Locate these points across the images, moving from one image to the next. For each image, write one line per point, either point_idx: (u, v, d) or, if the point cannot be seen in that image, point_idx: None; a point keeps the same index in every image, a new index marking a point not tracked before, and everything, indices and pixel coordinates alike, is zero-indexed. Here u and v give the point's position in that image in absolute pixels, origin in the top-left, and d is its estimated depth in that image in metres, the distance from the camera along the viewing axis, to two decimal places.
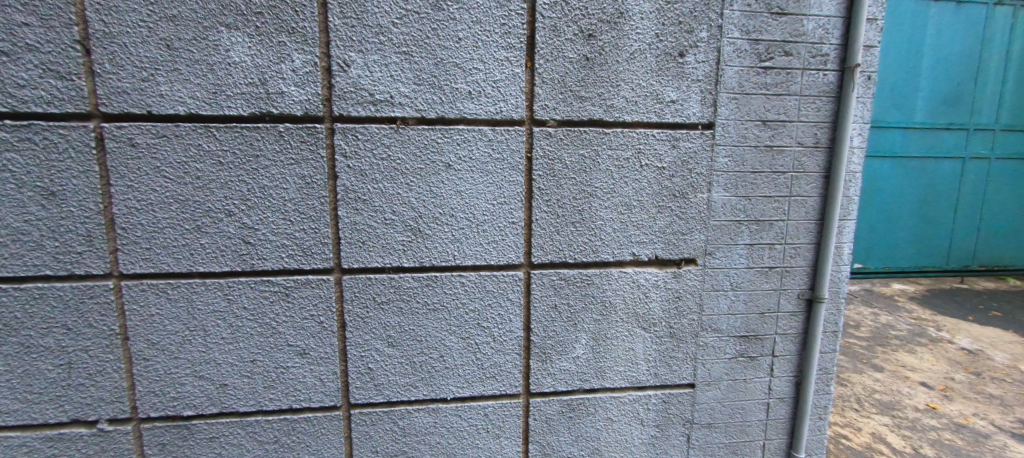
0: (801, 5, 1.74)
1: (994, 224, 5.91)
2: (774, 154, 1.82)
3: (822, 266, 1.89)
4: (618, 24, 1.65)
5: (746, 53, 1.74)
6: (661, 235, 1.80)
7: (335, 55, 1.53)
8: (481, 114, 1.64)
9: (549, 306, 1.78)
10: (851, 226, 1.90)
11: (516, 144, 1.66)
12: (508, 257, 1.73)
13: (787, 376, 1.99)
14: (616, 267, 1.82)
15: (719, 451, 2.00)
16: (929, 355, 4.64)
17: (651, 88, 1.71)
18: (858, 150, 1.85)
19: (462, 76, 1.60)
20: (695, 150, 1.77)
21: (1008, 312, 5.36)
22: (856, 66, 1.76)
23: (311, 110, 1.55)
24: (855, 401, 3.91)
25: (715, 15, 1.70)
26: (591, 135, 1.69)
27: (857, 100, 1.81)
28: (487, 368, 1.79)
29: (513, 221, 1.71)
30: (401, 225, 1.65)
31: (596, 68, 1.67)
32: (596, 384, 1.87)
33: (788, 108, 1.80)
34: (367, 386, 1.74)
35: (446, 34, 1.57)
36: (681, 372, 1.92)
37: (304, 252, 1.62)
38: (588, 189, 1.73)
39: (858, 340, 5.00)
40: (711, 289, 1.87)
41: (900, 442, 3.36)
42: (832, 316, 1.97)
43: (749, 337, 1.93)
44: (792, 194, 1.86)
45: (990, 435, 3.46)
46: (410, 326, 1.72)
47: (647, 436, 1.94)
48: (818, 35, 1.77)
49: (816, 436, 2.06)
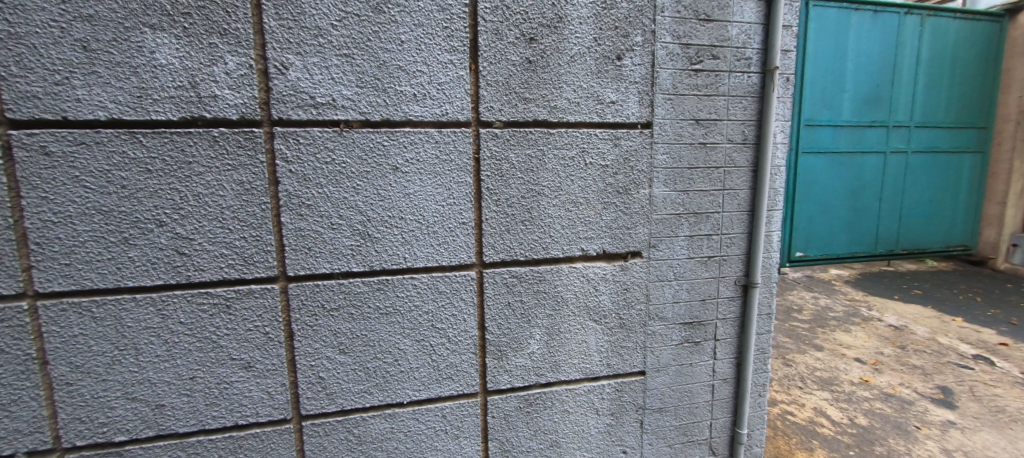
0: (725, 12, 1.88)
1: (912, 211, 6.55)
2: (707, 150, 1.95)
3: (755, 253, 2.04)
4: (558, 28, 1.71)
5: (678, 57, 1.85)
6: (607, 230, 1.88)
7: (272, 57, 1.49)
8: (426, 117, 1.65)
9: (503, 304, 1.82)
10: (778, 215, 2.06)
11: (462, 145, 1.68)
12: (459, 257, 1.74)
13: (728, 358, 2.13)
14: (566, 263, 1.87)
15: (670, 434, 2.10)
16: (861, 333, 5.08)
17: (592, 89, 1.78)
18: (781, 146, 2.02)
19: (406, 79, 1.61)
20: (636, 149, 1.86)
21: (926, 291, 6.10)
22: (776, 68, 1.92)
23: (248, 113, 1.50)
24: (799, 379, 4.21)
25: (648, 21, 1.80)
26: (537, 135, 1.74)
27: (778, 99, 1.98)
28: (443, 369, 1.79)
29: (463, 222, 1.73)
30: (349, 229, 1.63)
31: (538, 70, 1.72)
32: (552, 378, 1.92)
33: (718, 108, 1.93)
34: (319, 395, 1.69)
35: (388, 37, 1.57)
36: (632, 360, 2.00)
37: (245, 260, 1.56)
38: (536, 187, 1.78)
39: (801, 323, 5.38)
40: (656, 279, 1.97)
41: (838, 414, 3.67)
42: (766, 299, 2.13)
43: (693, 323, 2.05)
44: (724, 187, 1.99)
45: (914, 402, 3.84)
46: (362, 331, 1.69)
47: (603, 425, 2.01)
48: (741, 40, 1.92)
49: (757, 412, 2.21)
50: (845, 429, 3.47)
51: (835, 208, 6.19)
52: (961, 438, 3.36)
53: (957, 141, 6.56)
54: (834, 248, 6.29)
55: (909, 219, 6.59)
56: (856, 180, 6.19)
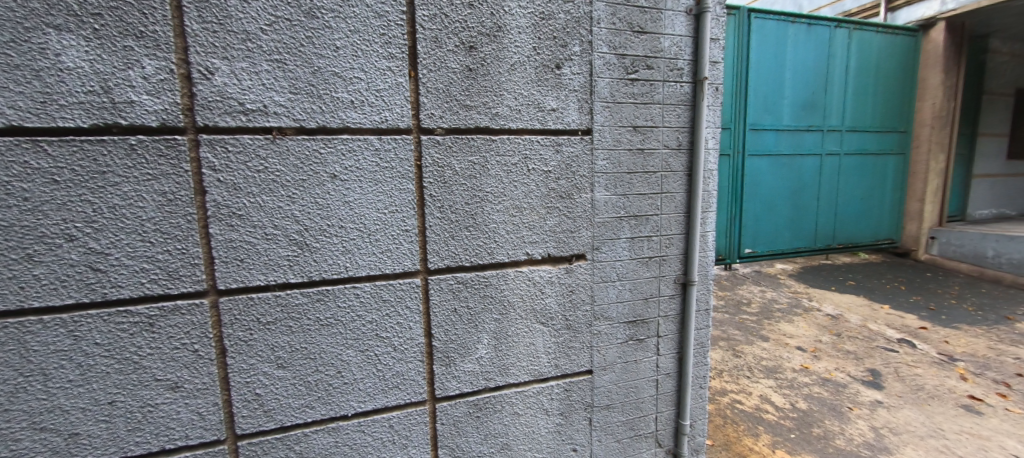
0: (658, 25, 1.98)
1: (846, 208, 7.09)
2: (645, 156, 2.04)
3: (692, 253, 2.16)
4: (497, 37, 1.74)
5: (614, 67, 1.94)
6: (552, 234, 1.93)
7: (195, 62, 1.43)
8: (365, 124, 1.62)
9: (449, 310, 1.82)
10: (712, 217, 2.20)
11: (404, 152, 1.67)
12: (403, 265, 1.73)
13: (670, 353, 2.23)
14: (512, 267, 1.90)
15: (618, 429, 2.18)
16: (802, 323, 5.46)
17: (532, 97, 1.83)
18: (712, 151, 2.15)
19: (342, 85, 1.58)
20: (577, 154, 1.92)
21: (858, 282, 6.63)
22: (705, 79, 2.05)
23: (170, 120, 1.42)
24: (747, 369, 4.46)
25: (585, 32, 1.87)
26: (478, 141, 1.77)
27: (708, 108, 2.10)
28: (389, 379, 1.77)
29: (406, 229, 1.72)
30: (285, 239, 1.58)
31: (478, 78, 1.74)
32: (500, 381, 1.94)
33: (653, 115, 2.03)
34: (256, 413, 1.62)
35: (322, 43, 1.54)
36: (580, 360, 2.06)
37: (170, 275, 1.48)
38: (479, 194, 1.80)
39: (750, 316, 5.70)
40: (600, 281, 2.04)
41: (782, 400, 3.92)
42: (703, 295, 2.25)
43: (637, 321, 2.14)
44: (662, 190, 2.10)
45: (847, 384, 4.17)
46: (302, 344, 1.64)
47: (553, 425, 2.05)
48: (673, 52, 2.03)
49: (698, 403, 2.34)
50: (786, 414, 3.72)
51: (779, 207, 6.59)
52: (886, 416, 3.68)
53: (882, 144, 7.19)
54: (778, 244, 6.68)
55: (844, 216, 7.13)
56: (796, 180, 6.64)
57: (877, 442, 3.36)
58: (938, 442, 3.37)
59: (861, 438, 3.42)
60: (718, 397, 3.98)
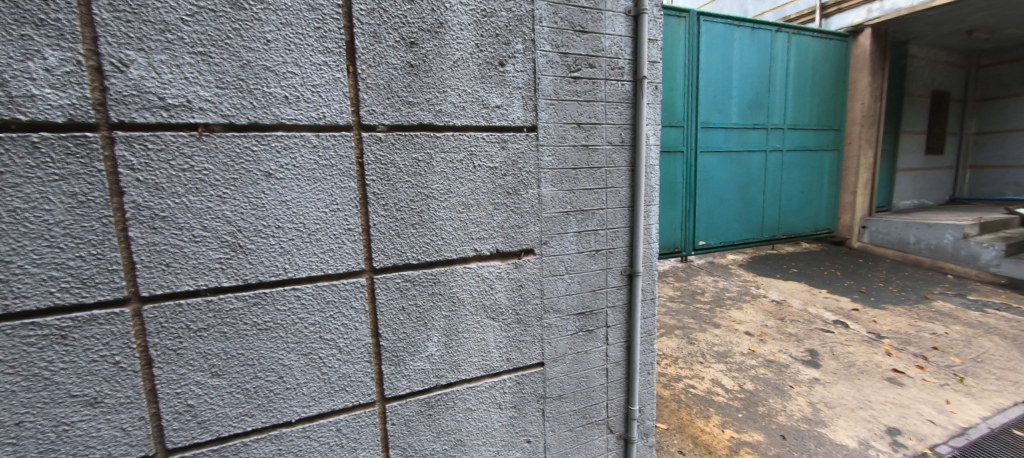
0: (599, 25, 2.04)
1: (788, 201, 7.59)
2: (589, 152, 2.10)
3: (636, 245, 2.25)
4: (439, 33, 1.74)
5: (557, 65, 1.98)
6: (499, 230, 1.95)
7: (106, 53, 1.33)
8: (301, 120, 1.57)
9: (397, 309, 1.80)
10: (655, 210, 2.30)
11: (343, 149, 1.64)
12: (348, 264, 1.70)
13: (618, 342, 2.32)
14: (460, 264, 1.91)
15: (570, 418, 2.24)
16: (750, 309, 5.82)
17: (476, 94, 1.84)
18: (654, 147, 2.25)
19: (275, 80, 1.52)
20: (523, 151, 1.95)
21: (800, 269, 7.12)
22: (644, 78, 2.14)
23: (78, 116, 1.32)
24: (700, 355, 4.69)
25: (527, 30, 1.90)
26: (422, 138, 1.76)
27: (648, 106, 2.20)
28: (335, 382, 1.73)
29: (348, 228, 1.68)
30: (215, 241, 1.50)
31: (420, 74, 1.73)
32: (452, 378, 1.94)
33: (597, 113, 2.10)
34: (188, 425, 1.54)
35: (251, 35, 1.48)
36: (531, 353, 2.10)
37: (84, 283, 1.38)
38: (425, 191, 1.79)
39: (704, 304, 6.00)
40: (549, 274, 2.09)
41: (731, 383, 4.16)
42: (648, 285, 2.35)
43: (586, 313, 2.20)
44: (607, 185, 2.17)
45: (789, 365, 4.48)
46: (239, 350, 1.57)
47: (506, 418, 2.08)
48: (614, 52, 2.10)
49: (646, 389, 2.44)
50: (735, 395, 3.96)
51: (729, 201, 6.95)
52: (822, 391, 4.00)
53: (819, 141, 7.74)
54: (729, 237, 7.04)
55: (787, 208, 7.62)
56: (744, 175, 7.02)
57: (814, 416, 3.65)
58: (866, 412, 3.70)
59: (801, 413, 3.69)
60: (673, 382, 4.17)
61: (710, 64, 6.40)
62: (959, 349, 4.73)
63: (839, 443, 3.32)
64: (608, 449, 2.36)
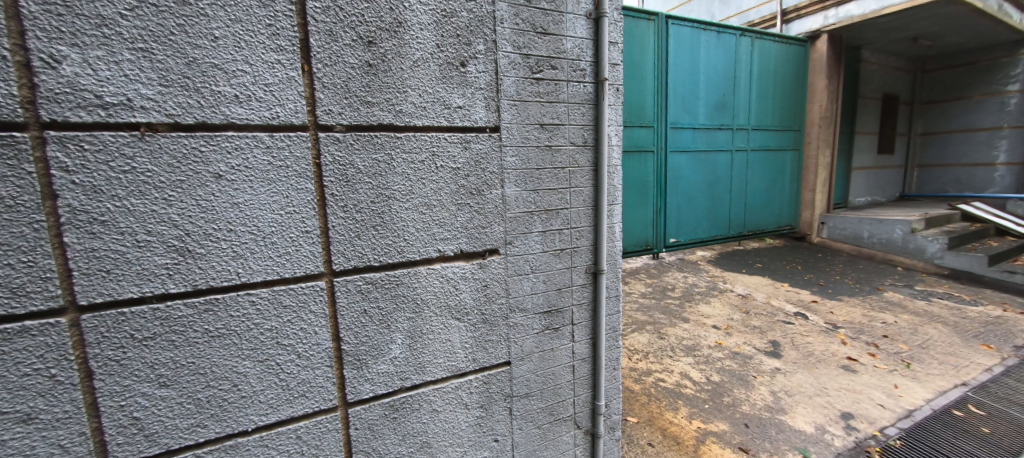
0: (560, 27, 2.07)
1: (753, 198, 7.89)
2: (552, 152, 2.13)
3: (600, 244, 2.30)
4: (398, 32, 1.72)
5: (519, 66, 2.00)
6: (463, 230, 1.95)
7: (34, 48, 1.25)
8: (253, 120, 1.53)
9: (359, 312, 1.77)
10: (618, 209, 2.36)
11: (299, 150, 1.60)
12: (305, 268, 1.66)
13: (584, 339, 2.36)
14: (424, 265, 1.90)
15: (538, 416, 2.26)
16: (718, 303, 6.04)
17: (437, 94, 1.83)
18: (616, 147, 2.31)
19: (224, 78, 1.47)
20: (486, 152, 1.96)
21: (764, 265, 7.42)
22: (605, 79, 2.19)
23: (4, 114, 1.23)
24: (669, 349, 4.83)
25: (489, 31, 1.91)
26: (383, 139, 1.74)
27: (609, 107, 2.25)
28: (294, 388, 1.69)
29: (306, 230, 1.65)
30: (162, 246, 1.44)
31: (379, 74, 1.71)
32: (417, 380, 1.93)
33: (559, 114, 2.13)
34: (134, 439, 1.47)
35: (197, 32, 1.42)
36: (497, 353, 2.11)
37: (14, 292, 1.29)
38: (386, 192, 1.77)
39: (674, 299, 6.19)
40: (514, 274, 2.10)
41: (699, 375, 4.30)
42: (612, 283, 2.41)
43: (551, 311, 2.23)
44: (570, 185, 2.20)
45: (753, 356, 4.67)
46: (189, 359, 1.51)
47: (473, 418, 2.08)
48: (576, 54, 2.14)
49: (612, 384, 2.50)
50: (702, 387, 4.10)
51: (697, 199, 7.16)
52: (783, 380, 4.19)
53: (781, 141, 8.08)
54: (698, 234, 7.26)
55: (751, 206, 7.92)
56: (711, 174, 7.25)
57: (775, 404, 3.82)
58: (823, 399, 3.90)
59: (763, 402, 3.86)
60: (644, 377, 4.27)
61: (679, 65, 6.58)
62: (906, 337, 5.06)
63: (798, 429, 3.49)
64: (576, 444, 2.40)
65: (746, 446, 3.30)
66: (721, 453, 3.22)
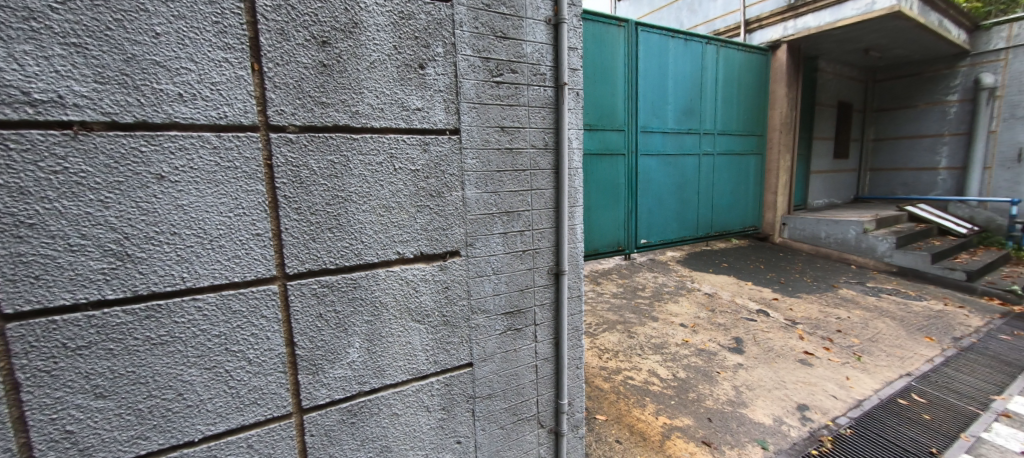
0: (519, 31, 2.11)
1: (719, 200, 8.17)
2: (513, 155, 2.16)
3: (561, 245, 2.34)
4: (353, 33, 1.71)
5: (479, 69, 2.02)
6: (423, 232, 1.95)
7: None
8: (199, 119, 1.48)
9: (314, 316, 1.74)
10: (579, 211, 2.41)
11: (249, 151, 1.56)
12: (256, 271, 1.62)
13: (547, 339, 2.39)
14: (382, 267, 1.89)
15: (500, 416, 2.27)
16: (685, 301, 6.23)
17: (395, 96, 1.82)
18: (576, 151, 2.36)
19: (166, 76, 1.42)
20: (445, 154, 1.97)
21: (730, 264, 7.71)
22: (565, 84, 2.24)
23: None
24: (639, 347, 4.94)
25: (448, 34, 1.92)
26: (338, 140, 1.72)
27: (569, 111, 2.30)
28: (243, 396, 1.64)
29: (256, 233, 1.61)
30: (98, 250, 1.38)
31: (334, 75, 1.69)
32: (376, 383, 1.91)
33: (520, 116, 2.16)
34: (67, 454, 1.40)
35: (137, 27, 1.37)
36: (459, 354, 2.11)
37: None
38: (342, 194, 1.75)
39: (644, 299, 6.33)
40: (475, 276, 2.11)
41: (666, 372, 4.43)
42: (574, 283, 2.46)
43: (513, 312, 2.25)
44: (532, 187, 2.24)
45: (717, 353, 4.84)
46: (129, 368, 1.45)
47: (435, 421, 2.08)
48: (535, 58, 2.18)
49: (575, 382, 2.55)
50: (669, 384, 4.22)
51: (667, 201, 7.36)
52: (744, 375, 4.37)
53: (744, 145, 8.40)
54: (668, 235, 7.45)
55: (718, 207, 8.20)
56: (680, 177, 7.47)
57: (737, 398, 3.98)
58: (781, 392, 4.08)
59: (725, 396, 4.01)
60: (614, 375, 4.36)
61: (648, 71, 6.74)
62: (858, 331, 5.37)
63: (757, 422, 3.64)
64: (539, 443, 2.43)
65: (709, 439, 3.42)
66: (685, 447, 3.33)
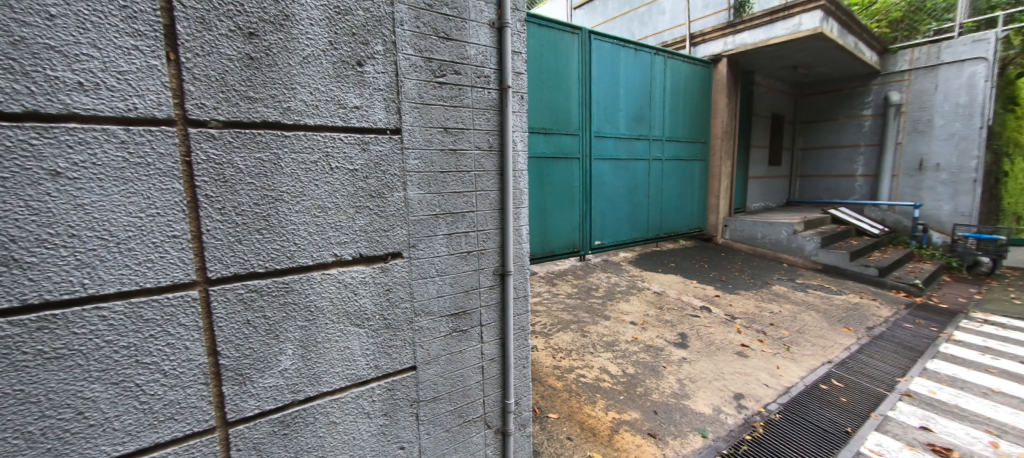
0: (463, 33, 2.11)
1: (667, 203, 8.60)
2: (457, 156, 2.16)
3: (507, 246, 2.36)
4: (284, 26, 1.63)
5: (421, 69, 2.00)
6: (362, 233, 1.90)
7: None
8: (103, 111, 1.36)
9: (240, 323, 1.64)
10: (524, 213, 2.44)
11: (163, 146, 1.45)
12: (173, 276, 1.51)
13: (493, 340, 2.41)
14: (318, 271, 1.82)
15: (446, 419, 2.25)
16: (636, 300, 6.48)
17: (331, 93, 1.77)
18: (521, 154, 2.39)
19: (63, 62, 1.29)
20: (386, 153, 1.93)
21: (678, 264, 8.14)
22: (508, 87, 2.27)
23: None
24: (591, 346, 5.07)
25: (388, 32, 1.89)
26: (267, 137, 1.64)
27: (513, 114, 2.33)
28: (158, 411, 1.52)
29: (172, 235, 1.49)
30: None
31: (263, 68, 1.61)
32: (312, 391, 1.84)
33: (463, 118, 2.16)
34: None
35: (26, 7, 1.23)
36: (402, 358, 2.07)
37: None
38: (272, 193, 1.67)
39: (597, 298, 6.51)
40: (418, 278, 2.09)
41: (617, 369, 4.58)
42: (520, 283, 2.49)
43: (459, 313, 2.24)
44: (476, 189, 2.25)
45: (664, 348, 5.07)
46: (16, 387, 1.29)
47: (376, 427, 2.03)
48: (479, 61, 2.19)
49: (521, 382, 2.58)
50: (618, 380, 4.37)
51: (619, 204, 7.64)
52: (688, 368, 4.61)
53: (690, 151, 8.89)
54: (620, 236, 7.73)
55: (666, 210, 8.63)
56: (631, 180, 7.77)
57: (680, 390, 4.19)
58: (719, 382, 4.35)
59: (670, 389, 4.21)
60: (567, 374, 4.44)
61: (602, 78, 6.96)
62: (788, 324, 5.84)
63: (698, 412, 3.86)
64: (486, 444, 2.44)
65: (655, 431, 3.57)
66: (632, 440, 3.45)
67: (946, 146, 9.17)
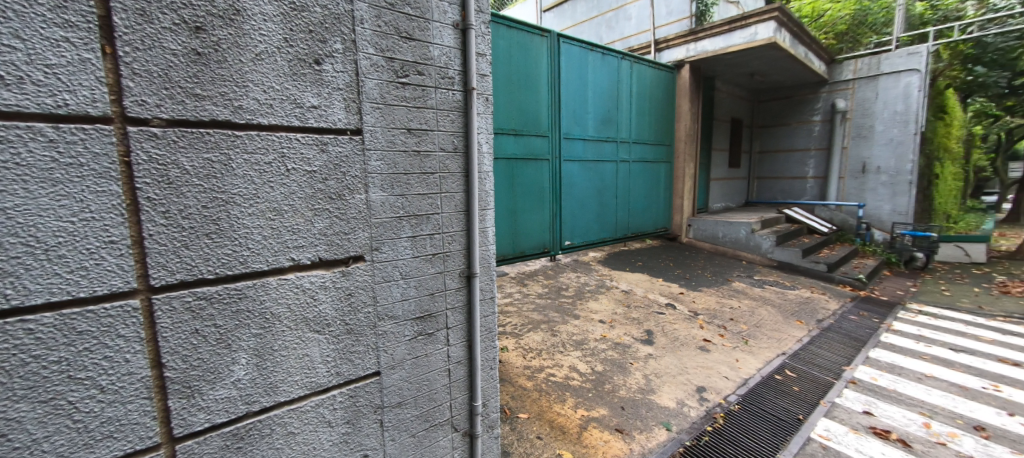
0: (426, 34, 2.10)
1: (634, 204, 8.82)
2: (421, 157, 2.13)
3: (472, 247, 2.36)
4: (234, 21, 1.56)
5: (382, 69, 1.96)
6: (321, 237, 1.85)
7: None
8: (28, 107, 1.25)
9: (187, 333, 1.56)
10: (490, 214, 2.44)
11: (99, 146, 1.35)
12: (111, 284, 1.41)
13: (459, 342, 2.39)
14: (274, 276, 1.75)
15: (412, 425, 2.22)
16: (604, 299, 6.61)
17: (286, 92, 1.71)
18: (487, 155, 2.39)
19: None
20: (346, 154, 1.88)
21: (645, 263, 8.37)
22: (473, 89, 2.27)
23: None
24: (561, 345, 5.13)
25: (347, 30, 1.85)
26: (216, 137, 1.56)
27: (478, 116, 2.33)
28: (94, 430, 1.41)
29: (109, 241, 1.39)
30: None
31: (211, 65, 1.53)
32: (268, 402, 1.77)
33: (427, 119, 2.14)
34: None
35: None
36: (364, 364, 2.03)
37: None
38: (222, 196, 1.59)
39: (567, 298, 6.59)
40: (381, 281, 2.05)
41: (586, 367, 4.65)
42: (486, 285, 2.49)
43: (424, 316, 2.22)
44: (441, 190, 2.23)
45: (631, 345, 5.19)
46: None
47: (337, 435, 1.97)
48: (443, 62, 2.17)
49: (489, 383, 2.58)
50: (587, 377, 4.44)
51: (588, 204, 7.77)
52: (654, 364, 4.75)
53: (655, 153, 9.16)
54: (589, 236, 7.86)
55: (633, 210, 8.85)
56: (599, 181, 7.92)
57: (646, 386, 4.32)
58: (683, 376, 4.51)
59: (636, 385, 4.33)
60: (537, 374, 4.47)
61: (571, 81, 7.05)
62: (746, 318, 6.12)
63: (663, 406, 3.98)
64: (453, 447, 2.42)
65: (622, 426, 3.66)
66: (600, 436, 3.52)
67: (886, 151, 9.91)
